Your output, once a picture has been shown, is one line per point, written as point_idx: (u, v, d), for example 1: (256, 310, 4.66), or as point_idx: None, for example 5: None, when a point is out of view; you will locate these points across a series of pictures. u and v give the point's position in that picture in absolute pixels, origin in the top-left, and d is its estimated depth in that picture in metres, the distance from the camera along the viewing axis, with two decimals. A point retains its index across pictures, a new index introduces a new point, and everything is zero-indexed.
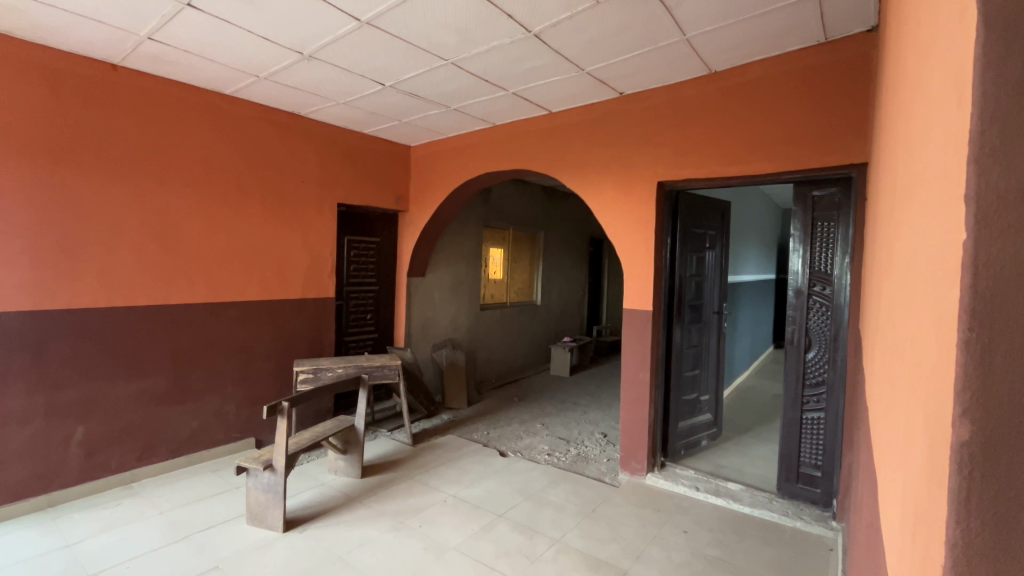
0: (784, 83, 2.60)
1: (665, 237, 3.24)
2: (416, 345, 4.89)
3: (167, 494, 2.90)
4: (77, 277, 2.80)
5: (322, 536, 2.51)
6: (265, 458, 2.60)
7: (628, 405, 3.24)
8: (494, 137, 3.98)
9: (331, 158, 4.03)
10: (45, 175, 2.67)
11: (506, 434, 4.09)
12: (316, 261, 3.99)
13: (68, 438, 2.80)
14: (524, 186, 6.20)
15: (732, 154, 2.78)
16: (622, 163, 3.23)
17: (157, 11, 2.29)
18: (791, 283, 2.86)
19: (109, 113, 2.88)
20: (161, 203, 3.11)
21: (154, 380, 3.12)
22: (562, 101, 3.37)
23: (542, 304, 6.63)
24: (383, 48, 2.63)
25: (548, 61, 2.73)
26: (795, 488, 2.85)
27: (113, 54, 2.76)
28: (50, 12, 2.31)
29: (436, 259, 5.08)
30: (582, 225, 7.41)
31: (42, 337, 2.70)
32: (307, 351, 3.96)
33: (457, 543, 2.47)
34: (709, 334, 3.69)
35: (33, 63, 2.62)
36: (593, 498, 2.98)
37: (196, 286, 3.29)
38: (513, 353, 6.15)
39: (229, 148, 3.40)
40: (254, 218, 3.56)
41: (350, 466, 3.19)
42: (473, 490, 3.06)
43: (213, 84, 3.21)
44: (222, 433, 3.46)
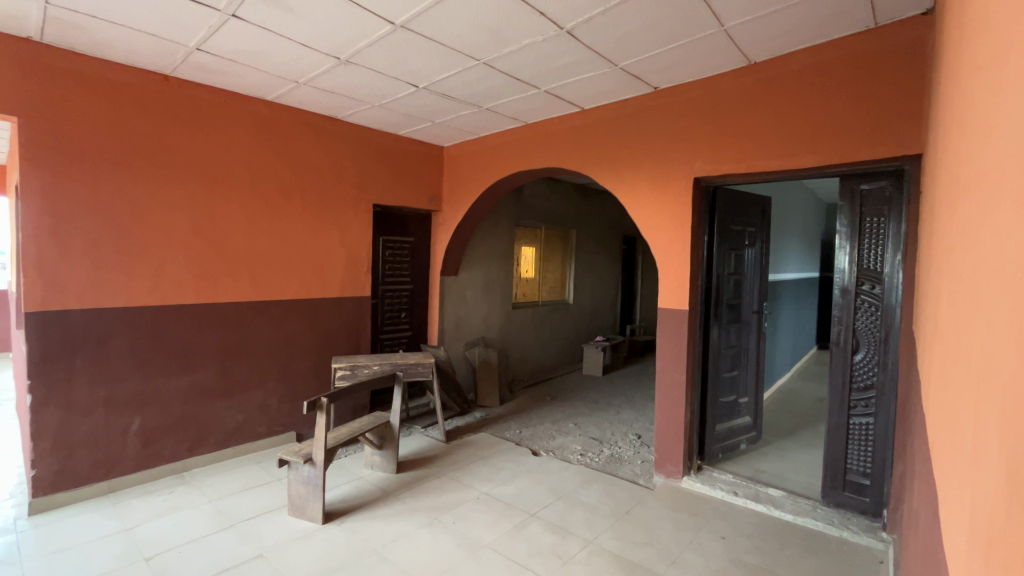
0: (831, 72, 2.48)
1: (702, 234, 3.15)
2: (449, 343, 4.95)
3: (214, 484, 3.04)
4: (135, 277, 2.98)
5: (359, 529, 2.58)
6: (305, 452, 2.69)
7: (663, 406, 3.17)
8: (526, 135, 3.97)
9: (367, 160, 4.13)
10: (106, 182, 2.85)
11: (539, 433, 4.08)
12: (353, 260, 4.09)
13: (126, 428, 2.97)
14: (556, 184, 6.17)
15: (774, 147, 2.68)
16: (658, 159, 3.16)
17: (205, 22, 2.40)
18: (837, 281, 2.73)
19: (162, 122, 3.04)
20: (210, 206, 3.26)
21: (202, 374, 3.27)
22: (596, 98, 3.34)
23: (575, 303, 6.58)
24: (417, 50, 2.66)
25: (581, 57, 2.70)
26: (841, 497, 2.73)
27: (164, 65, 2.90)
28: (108, 27, 2.45)
29: (468, 258, 5.12)
30: (616, 223, 7.31)
31: (103, 333, 2.88)
32: (345, 348, 4.07)
33: (490, 541, 2.49)
34: (749, 334, 3.57)
35: (93, 76, 2.78)
36: (626, 500, 2.94)
37: (240, 285, 3.43)
38: (545, 352, 6.13)
39: (272, 152, 3.53)
40: (295, 220, 3.69)
41: (386, 461, 3.26)
42: (505, 488, 3.07)
43: (256, 91, 3.33)
44: (265, 426, 3.60)
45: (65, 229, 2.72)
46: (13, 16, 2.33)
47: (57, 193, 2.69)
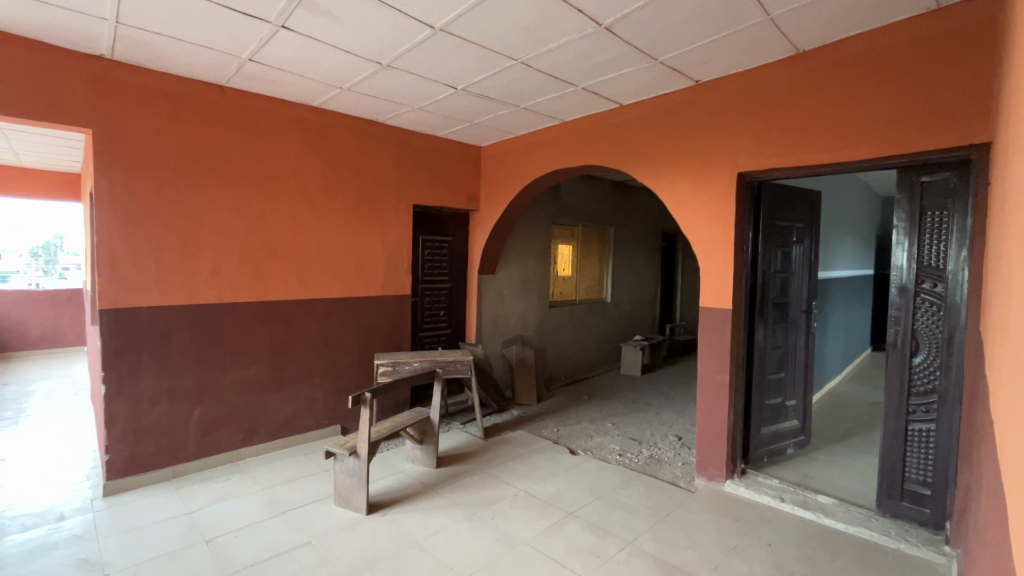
0: (887, 59, 2.35)
1: (746, 231, 3.06)
2: (487, 341, 5.00)
3: (266, 473, 3.20)
4: (195, 277, 3.17)
5: (401, 521, 2.65)
6: (350, 445, 2.79)
7: (705, 407, 3.10)
8: (563, 133, 3.96)
9: (408, 162, 4.23)
10: (166, 188, 3.04)
11: (577, 432, 4.07)
12: (394, 260, 4.20)
13: (186, 419, 3.17)
14: (594, 181, 6.12)
15: (824, 139, 2.57)
16: (700, 154, 3.09)
17: (256, 34, 2.52)
18: (894, 280, 2.59)
19: (217, 131, 3.22)
20: (261, 209, 3.42)
21: (255, 368, 3.45)
22: (634, 93, 3.29)
23: (613, 302, 6.51)
24: (455, 52, 2.70)
25: (619, 53, 2.67)
26: (898, 507, 2.59)
27: (220, 76, 3.08)
28: (171, 42, 2.61)
29: (506, 257, 5.15)
30: (655, 220, 7.17)
31: (167, 328, 3.09)
32: (386, 345, 4.19)
33: (529, 538, 2.51)
34: (797, 334, 3.43)
35: (158, 90, 2.99)
36: (666, 503, 2.89)
37: (290, 284, 3.59)
38: (583, 351, 6.09)
39: (317, 156, 3.67)
40: (340, 220, 3.82)
41: (426, 456, 3.34)
42: (544, 486, 3.09)
43: (303, 98, 3.48)
44: (312, 419, 3.75)
45: (133, 232, 2.93)
46: (87, 35, 2.53)
47: (127, 198, 2.90)
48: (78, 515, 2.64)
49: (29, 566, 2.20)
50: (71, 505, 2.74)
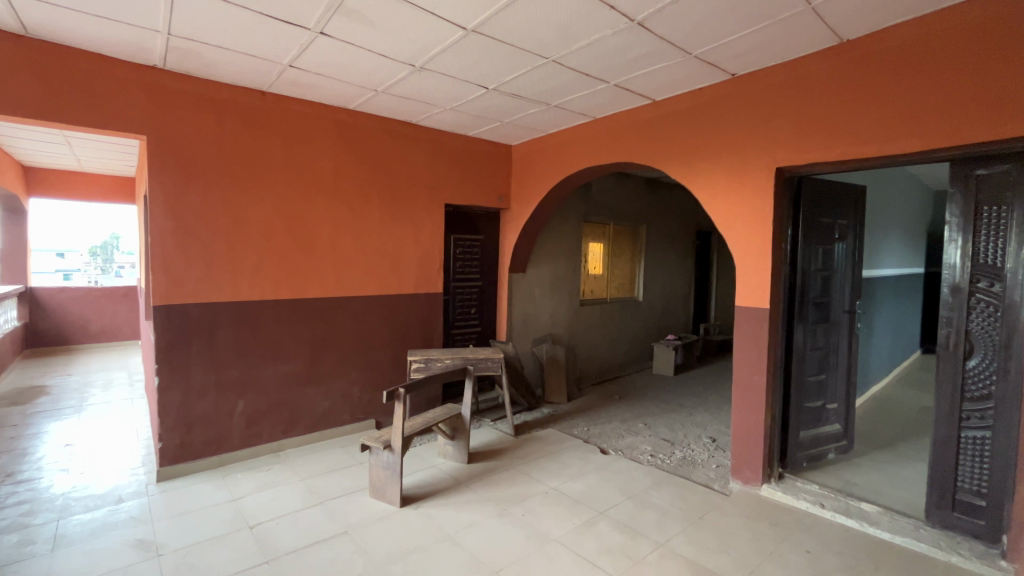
0: (938, 46, 2.23)
1: (785, 228, 2.97)
2: (518, 339, 5.03)
3: (305, 464, 3.33)
4: (239, 274, 3.32)
5: (433, 514, 2.71)
6: (385, 438, 2.86)
7: (740, 409, 3.03)
8: (595, 131, 3.94)
9: (440, 162, 4.29)
10: (213, 190, 3.19)
11: (608, 431, 4.04)
12: (426, 258, 4.27)
13: (231, 410, 3.32)
14: (626, 178, 6.05)
15: (869, 131, 2.46)
16: (735, 149, 3.02)
17: (296, 41, 2.61)
18: (946, 279, 2.46)
19: (259, 135, 3.35)
20: (299, 208, 3.55)
21: (295, 363, 3.59)
22: (667, 89, 3.24)
23: (645, 300, 6.42)
24: (487, 52, 2.73)
25: (651, 48, 2.64)
26: (949, 517, 2.46)
27: (262, 82, 3.20)
28: (218, 51, 2.74)
29: (537, 255, 5.16)
30: (688, 217, 7.03)
31: (214, 324, 3.24)
32: (419, 342, 4.27)
33: (559, 535, 2.52)
34: (839, 335, 3.31)
35: (206, 96, 3.14)
36: (700, 505, 2.85)
37: (327, 282, 3.71)
38: (614, 350, 6.04)
39: (353, 157, 3.77)
40: (374, 219, 3.92)
41: (458, 452, 3.40)
42: (574, 484, 3.09)
43: (340, 102, 3.58)
44: (348, 413, 3.87)
45: (182, 232, 3.09)
46: (142, 47, 2.68)
47: (179, 201, 3.07)
48: (134, 498, 2.81)
49: (92, 544, 2.36)
50: (128, 489, 2.92)
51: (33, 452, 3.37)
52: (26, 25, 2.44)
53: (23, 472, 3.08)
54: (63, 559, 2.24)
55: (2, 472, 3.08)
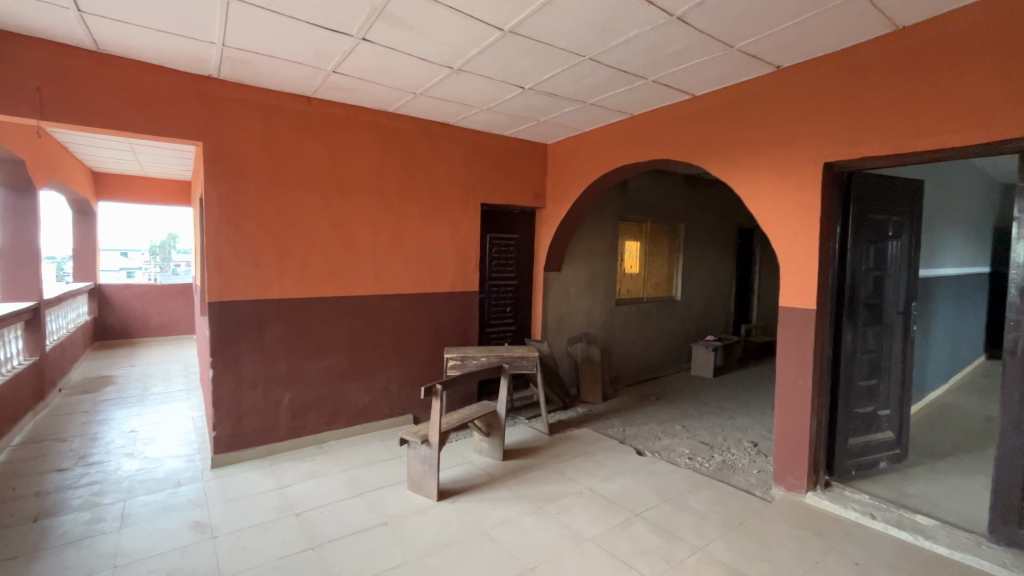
0: (1006, 30, 2.08)
1: (833, 226, 2.85)
2: (553, 338, 5.03)
3: (347, 456, 3.45)
4: (286, 272, 3.47)
5: (469, 509, 2.75)
6: (422, 433, 2.93)
7: (784, 413, 2.93)
8: (632, 127, 3.89)
9: (477, 162, 4.35)
10: (263, 192, 3.35)
11: (644, 433, 3.99)
12: (463, 257, 4.34)
13: (279, 402, 3.48)
14: (664, 176, 5.94)
15: (926, 123, 2.33)
16: (780, 144, 2.92)
17: (339, 47, 2.70)
18: (1015, 278, 2.30)
19: (306, 139, 3.49)
20: (342, 209, 3.67)
21: (337, 358, 3.73)
22: (707, 83, 3.16)
23: (683, 300, 6.28)
24: (525, 52, 2.75)
25: (691, 42, 2.58)
26: (1015, 534, 2.31)
27: (307, 88, 3.33)
28: (267, 60, 2.87)
29: (572, 254, 5.14)
30: (730, 215, 6.82)
31: (263, 320, 3.40)
32: (455, 340, 4.35)
33: (595, 535, 2.52)
34: (892, 338, 3.14)
35: (256, 103, 3.30)
36: (739, 510, 2.78)
37: (368, 281, 3.83)
38: (650, 350, 5.94)
39: (392, 159, 3.87)
40: (412, 219, 4.01)
41: (493, 448, 3.44)
42: (610, 485, 3.07)
43: (380, 105, 3.68)
44: (387, 408, 3.98)
45: (234, 232, 3.25)
46: (199, 58, 2.84)
47: (231, 203, 3.24)
48: (192, 483, 3.00)
49: (155, 524, 2.54)
50: (186, 474, 3.11)
51: (103, 437, 3.64)
52: (98, 41, 2.63)
53: (94, 456, 3.33)
54: (129, 537, 2.42)
55: (76, 454, 3.34)
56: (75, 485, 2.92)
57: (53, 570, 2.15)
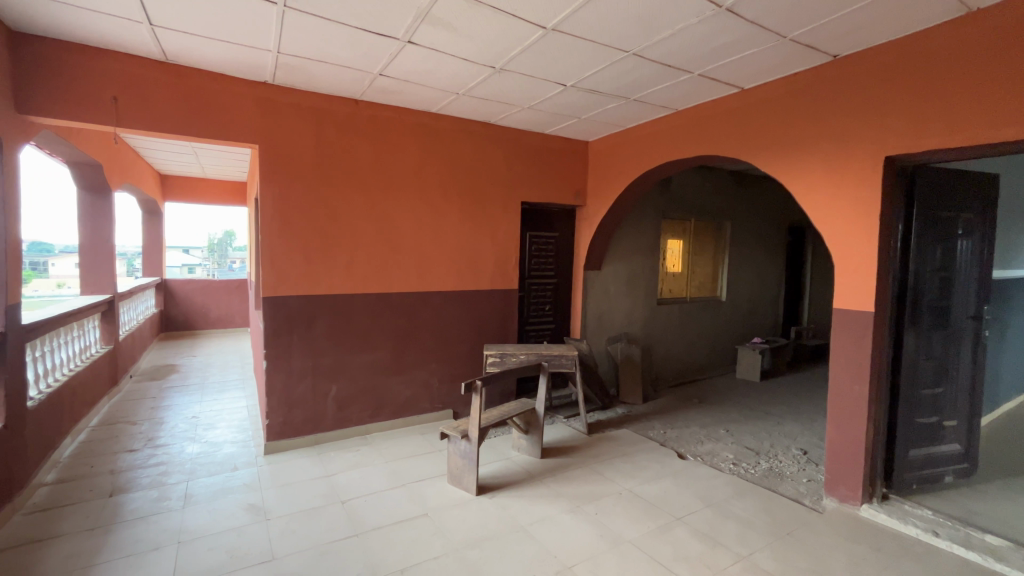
0: None
1: (894, 224, 2.68)
2: (592, 337, 4.99)
3: (390, 448, 3.56)
4: (334, 269, 3.61)
5: (507, 505, 2.78)
6: (462, 428, 2.97)
7: (837, 420, 2.79)
8: (676, 123, 3.80)
9: (517, 160, 4.36)
10: (312, 192, 3.49)
11: (686, 436, 3.90)
12: (502, 254, 4.37)
13: (326, 393, 3.63)
14: (709, 172, 5.76)
15: (1004, 112, 2.15)
16: (837, 137, 2.77)
17: (386, 51, 2.78)
18: None
19: (352, 139, 3.61)
20: (387, 208, 3.78)
21: (381, 353, 3.84)
22: (757, 76, 3.05)
23: (728, 300, 6.08)
24: (567, 49, 2.73)
25: (740, 34, 2.49)
26: None
27: (355, 91, 3.44)
28: (317, 65, 2.99)
29: (613, 252, 5.07)
30: (780, 212, 6.54)
31: (312, 315, 3.55)
32: (494, 337, 4.39)
33: (634, 538, 2.48)
34: (961, 344, 2.92)
35: (307, 107, 3.44)
36: (788, 520, 2.67)
37: (410, 278, 3.92)
38: (693, 352, 5.79)
39: (434, 158, 3.95)
40: (453, 217, 4.07)
41: (531, 446, 3.45)
42: (650, 487, 3.03)
43: (424, 106, 3.75)
44: (427, 402, 4.08)
45: (286, 230, 3.41)
46: (256, 65, 2.99)
47: (283, 202, 3.39)
48: (247, 467, 3.18)
49: (214, 504, 2.71)
50: (242, 459, 3.30)
51: (167, 421, 3.91)
52: (166, 52, 2.82)
53: (160, 438, 3.59)
54: (191, 515, 2.59)
55: (144, 437, 3.60)
56: (143, 465, 3.15)
57: (124, 543, 2.33)
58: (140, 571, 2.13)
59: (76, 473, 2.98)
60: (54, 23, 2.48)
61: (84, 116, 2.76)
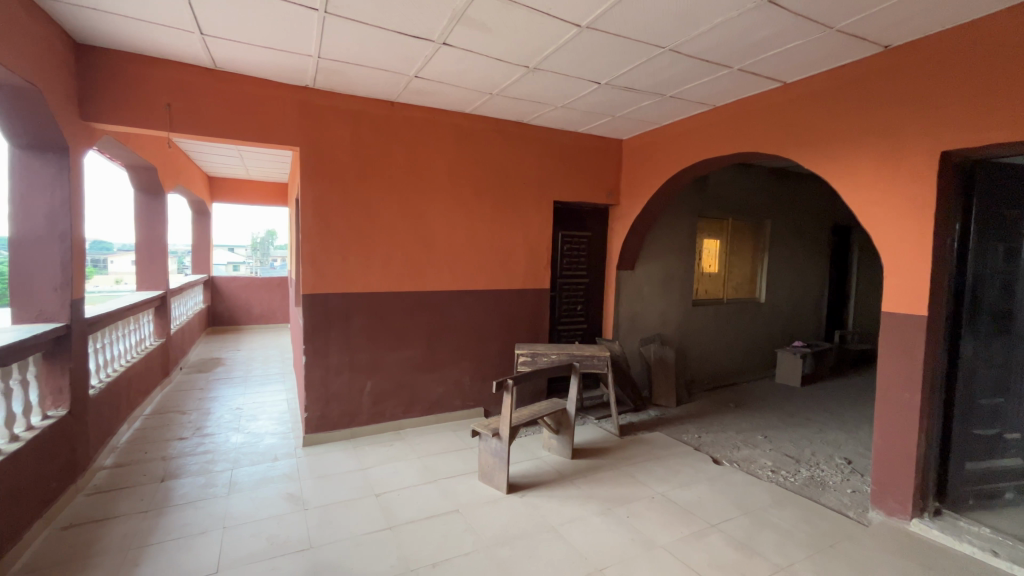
0: None
1: (950, 224, 2.53)
2: (625, 338, 4.93)
3: (422, 444, 3.62)
4: (370, 267, 3.69)
5: (538, 505, 2.78)
6: (493, 426, 2.99)
7: (884, 430, 2.66)
8: (715, 120, 3.70)
9: (550, 159, 4.36)
10: (350, 191, 3.59)
11: (721, 441, 3.80)
12: (534, 254, 4.37)
13: (361, 389, 3.72)
14: (749, 170, 5.59)
15: None
16: (887, 132, 2.64)
17: (422, 53, 2.82)
18: None
19: (388, 140, 3.69)
20: (421, 208, 3.84)
21: (414, 351, 3.91)
22: (800, 69, 2.94)
23: (767, 302, 5.89)
24: (602, 47, 2.71)
25: (784, 26, 2.41)
26: None
27: (391, 94, 3.52)
28: (356, 69, 3.07)
29: (647, 251, 4.99)
30: (824, 211, 6.28)
31: (349, 312, 3.65)
32: (525, 337, 4.39)
33: (666, 543, 2.44)
34: None
35: (346, 109, 3.53)
36: (830, 531, 2.57)
37: (443, 276, 3.97)
38: (730, 354, 5.63)
39: (468, 158, 3.99)
40: (486, 216, 4.10)
41: (562, 446, 3.45)
42: (684, 492, 2.97)
43: (458, 107, 3.80)
44: (459, 400, 4.12)
45: (325, 230, 3.51)
46: (298, 70, 3.10)
47: (323, 202, 3.49)
48: (287, 458, 3.30)
49: (256, 492, 2.83)
50: (282, 450, 3.43)
51: (214, 412, 4.11)
52: (216, 60, 2.96)
53: (207, 428, 3.77)
54: (236, 502, 2.72)
55: (193, 426, 3.80)
56: (192, 452, 3.32)
57: (175, 525, 2.46)
58: (188, 552, 2.25)
59: (132, 458, 3.17)
60: (114, 34, 2.63)
61: (141, 122, 2.93)
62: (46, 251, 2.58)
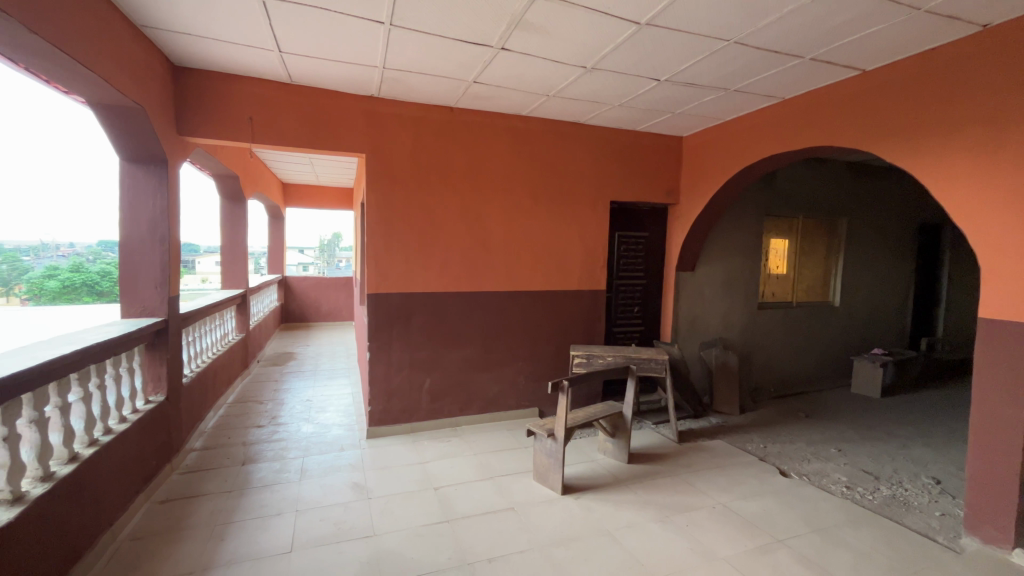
0: None
1: None
2: (684, 342, 4.77)
3: (478, 441, 3.70)
4: (429, 268, 3.82)
5: (592, 508, 2.76)
6: (548, 427, 3.01)
7: (981, 450, 2.41)
8: (784, 113, 3.50)
9: (607, 159, 4.31)
10: (412, 195, 3.72)
11: (789, 452, 3.59)
12: (590, 254, 4.33)
13: (421, 385, 3.86)
14: (822, 164, 5.24)
15: None
16: (986, 120, 2.39)
17: (481, 58, 2.88)
18: None
19: (447, 144, 3.79)
20: (478, 210, 3.92)
21: (471, 350, 4.00)
22: (882, 55, 2.73)
23: (842, 306, 5.50)
24: (663, 43, 2.64)
25: (864, 10, 2.25)
26: None
27: (450, 99, 3.62)
28: (418, 76, 3.18)
29: (708, 252, 4.80)
30: (908, 207, 5.78)
31: (409, 311, 3.79)
32: (580, 338, 4.37)
33: (728, 555, 2.35)
34: None
35: (407, 116, 3.67)
36: (913, 556, 2.37)
37: (498, 277, 4.03)
38: (799, 361, 5.30)
39: (524, 160, 4.03)
40: (542, 217, 4.12)
41: (618, 450, 3.40)
42: (748, 503, 2.84)
43: (515, 109, 3.84)
44: (514, 399, 4.17)
45: (387, 232, 3.66)
46: (364, 81, 3.26)
47: (385, 206, 3.64)
48: (352, 449, 3.48)
49: (325, 479, 3.01)
50: (347, 440, 3.63)
51: (287, 403, 4.40)
52: (291, 75, 3.18)
53: (281, 418, 4.04)
54: (307, 487, 2.90)
55: (269, 415, 4.09)
56: (268, 439, 3.58)
57: (254, 506, 2.67)
58: (266, 532, 2.43)
59: (217, 442, 3.47)
60: (205, 56, 2.90)
61: (227, 135, 3.21)
62: (148, 253, 2.88)
